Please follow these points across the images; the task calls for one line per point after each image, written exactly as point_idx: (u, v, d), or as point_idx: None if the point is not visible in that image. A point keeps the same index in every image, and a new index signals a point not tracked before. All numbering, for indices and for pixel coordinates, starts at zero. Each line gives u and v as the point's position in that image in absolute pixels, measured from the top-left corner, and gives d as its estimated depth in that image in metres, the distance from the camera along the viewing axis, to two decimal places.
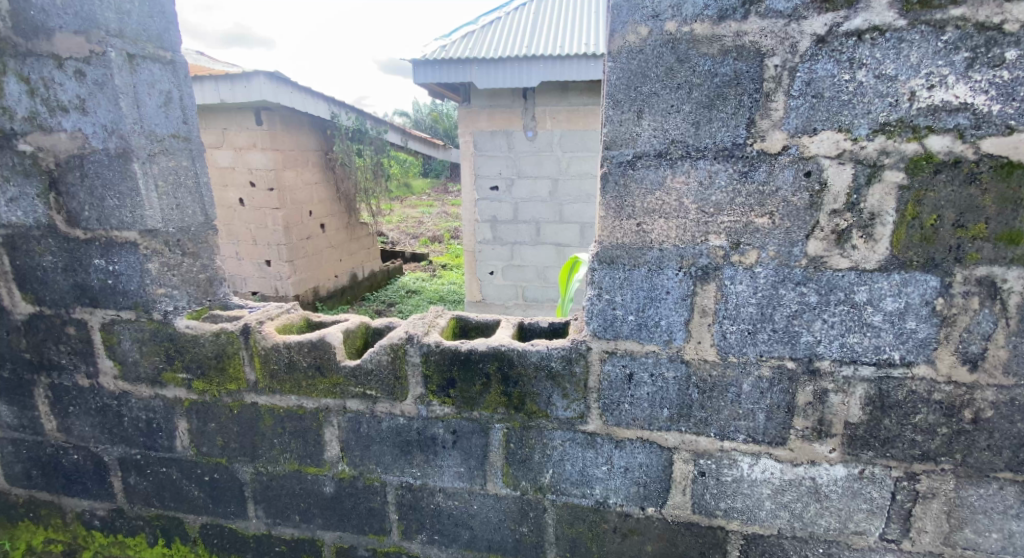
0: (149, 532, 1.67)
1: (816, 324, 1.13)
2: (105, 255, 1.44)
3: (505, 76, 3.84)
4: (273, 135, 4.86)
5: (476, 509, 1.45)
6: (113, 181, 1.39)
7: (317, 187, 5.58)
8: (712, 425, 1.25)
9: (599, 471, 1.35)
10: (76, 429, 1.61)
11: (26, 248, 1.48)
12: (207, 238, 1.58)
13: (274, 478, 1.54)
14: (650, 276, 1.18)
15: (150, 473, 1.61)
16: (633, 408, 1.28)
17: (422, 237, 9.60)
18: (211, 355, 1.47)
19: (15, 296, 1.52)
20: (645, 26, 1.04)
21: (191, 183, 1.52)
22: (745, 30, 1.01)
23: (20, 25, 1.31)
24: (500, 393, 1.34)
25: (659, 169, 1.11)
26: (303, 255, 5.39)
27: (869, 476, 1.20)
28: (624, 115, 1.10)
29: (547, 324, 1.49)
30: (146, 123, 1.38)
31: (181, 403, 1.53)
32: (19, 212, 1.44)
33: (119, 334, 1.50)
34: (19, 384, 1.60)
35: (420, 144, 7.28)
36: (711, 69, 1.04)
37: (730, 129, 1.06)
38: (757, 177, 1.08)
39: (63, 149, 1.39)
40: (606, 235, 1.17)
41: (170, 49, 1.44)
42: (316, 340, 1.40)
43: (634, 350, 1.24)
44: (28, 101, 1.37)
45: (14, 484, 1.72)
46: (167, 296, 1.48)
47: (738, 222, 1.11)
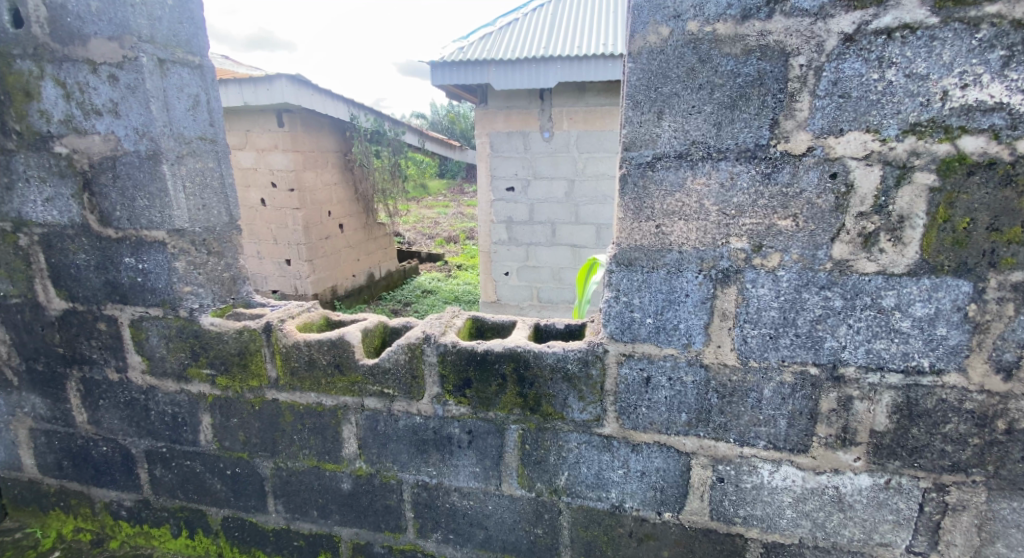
0: (173, 524, 1.71)
1: (841, 329, 1.11)
2: (135, 254, 1.49)
3: (523, 76, 3.84)
4: (294, 136, 4.95)
5: (491, 509, 1.45)
6: (143, 182, 1.43)
7: (337, 187, 5.66)
8: (732, 431, 1.23)
9: (615, 475, 1.34)
10: (105, 421, 1.66)
11: (60, 247, 1.53)
12: (231, 237, 1.62)
13: (293, 474, 1.56)
14: (669, 279, 1.17)
15: (175, 466, 1.65)
16: (650, 411, 1.27)
17: (437, 238, 9.65)
18: (233, 352, 1.50)
19: (50, 292, 1.57)
20: (666, 26, 1.03)
21: (217, 184, 1.55)
22: (769, 30, 0.99)
23: (57, 32, 1.36)
24: (516, 394, 1.34)
25: (679, 170, 1.10)
26: (322, 254, 5.47)
27: (896, 486, 1.17)
28: (644, 116, 1.08)
29: (563, 325, 1.48)
30: (174, 126, 1.42)
31: (205, 398, 1.56)
32: (54, 211, 1.49)
33: (147, 329, 1.54)
34: (52, 377, 1.66)
35: (436, 144, 7.31)
36: (733, 69, 1.02)
37: (752, 130, 1.05)
38: (781, 178, 1.06)
39: (97, 151, 1.43)
40: (624, 237, 1.16)
41: (198, 54, 1.48)
42: (335, 339, 1.41)
43: (652, 353, 1.23)
44: (64, 104, 1.41)
45: (46, 473, 1.78)
46: (193, 294, 1.52)
47: (760, 224, 1.09)
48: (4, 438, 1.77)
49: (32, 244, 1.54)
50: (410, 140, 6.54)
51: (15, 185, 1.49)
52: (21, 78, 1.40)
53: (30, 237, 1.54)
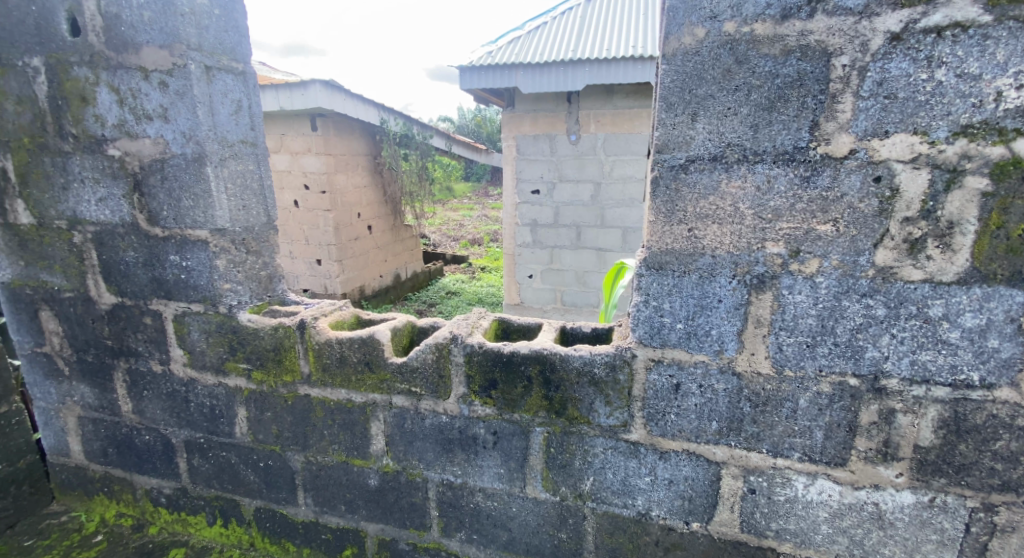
0: (209, 512, 1.77)
1: (884, 339, 1.07)
2: (179, 252, 1.55)
3: (550, 80, 3.84)
4: (326, 140, 5.07)
5: (515, 511, 1.45)
6: (189, 184, 1.49)
7: (366, 190, 5.78)
8: (765, 441, 1.20)
9: (641, 482, 1.32)
10: (148, 411, 1.73)
11: (110, 244, 1.60)
12: (269, 237, 1.67)
13: (323, 468, 1.60)
14: (702, 283, 1.14)
15: (211, 456, 1.70)
16: (679, 418, 1.24)
17: (460, 241, 9.69)
18: (269, 347, 1.55)
19: (100, 287, 1.65)
20: (702, 27, 1.01)
21: (256, 186, 1.61)
22: (810, 29, 0.97)
23: (112, 40, 1.43)
24: (542, 397, 1.34)
25: (714, 173, 1.08)
26: (351, 254, 5.58)
27: (941, 504, 1.11)
28: (678, 118, 1.07)
29: (590, 329, 1.47)
30: (218, 129, 1.48)
31: (241, 392, 1.61)
32: (107, 211, 1.57)
33: (189, 324, 1.61)
34: (101, 368, 1.74)
35: (462, 148, 7.36)
36: (772, 69, 1.00)
37: (791, 132, 1.02)
38: (821, 182, 1.03)
39: (147, 154, 1.50)
40: (655, 240, 1.15)
41: (241, 61, 1.55)
42: (365, 337, 1.44)
43: (682, 359, 1.21)
44: (117, 109, 1.48)
45: (93, 460, 1.87)
46: (232, 291, 1.57)
47: (798, 229, 1.06)
48: (55, 425, 1.87)
49: (85, 241, 1.62)
50: (437, 143, 6.60)
51: (70, 186, 1.57)
52: (77, 85, 1.48)
53: (84, 235, 1.61)
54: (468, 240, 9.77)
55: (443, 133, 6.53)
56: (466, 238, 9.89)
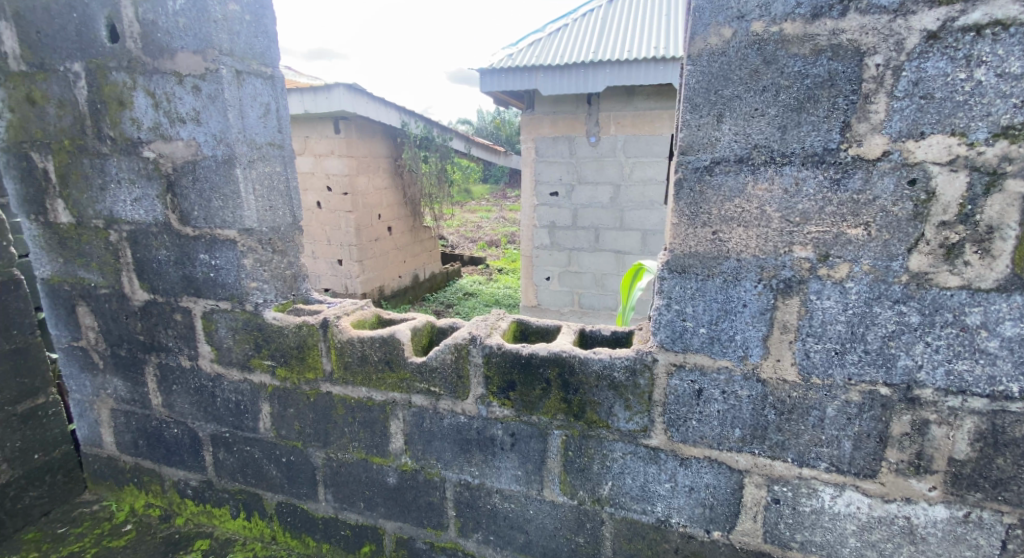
0: (233, 505, 1.81)
1: (917, 348, 1.03)
2: (209, 251, 1.59)
3: (570, 82, 3.83)
4: (349, 142, 5.16)
5: (532, 514, 1.45)
6: (219, 185, 1.53)
7: (387, 192, 5.85)
8: (791, 450, 1.17)
9: (661, 488, 1.30)
10: (177, 405, 1.78)
11: (144, 243, 1.65)
12: (294, 237, 1.71)
13: (343, 465, 1.62)
14: (726, 287, 1.12)
15: (236, 450, 1.74)
16: (701, 425, 1.22)
17: (478, 243, 9.73)
18: (292, 345, 1.58)
19: (134, 284, 1.70)
20: (729, 27, 1.00)
21: (282, 187, 1.65)
22: (842, 28, 0.94)
23: (148, 46, 1.47)
24: (560, 400, 1.33)
25: (740, 175, 1.06)
26: (372, 255, 5.65)
27: (976, 520, 1.07)
28: (703, 119, 1.05)
29: (609, 332, 1.46)
30: (247, 132, 1.52)
31: (266, 388, 1.64)
32: (141, 210, 1.62)
33: (217, 321, 1.65)
34: (133, 362, 1.79)
35: (481, 150, 7.39)
36: (802, 69, 0.98)
37: (821, 133, 1.00)
38: (852, 185, 1.00)
39: (180, 156, 1.54)
40: (678, 243, 1.13)
41: (270, 66, 1.59)
42: (386, 336, 1.46)
43: (704, 365, 1.19)
44: (153, 113, 1.52)
45: (124, 451, 1.93)
46: (259, 290, 1.61)
47: (827, 232, 1.03)
48: (90, 417, 1.94)
49: (120, 240, 1.67)
50: (456, 146, 6.66)
51: (107, 186, 1.62)
52: (116, 89, 1.53)
53: (119, 233, 1.67)
54: (486, 242, 9.81)
55: (462, 135, 6.57)
56: (484, 240, 9.94)
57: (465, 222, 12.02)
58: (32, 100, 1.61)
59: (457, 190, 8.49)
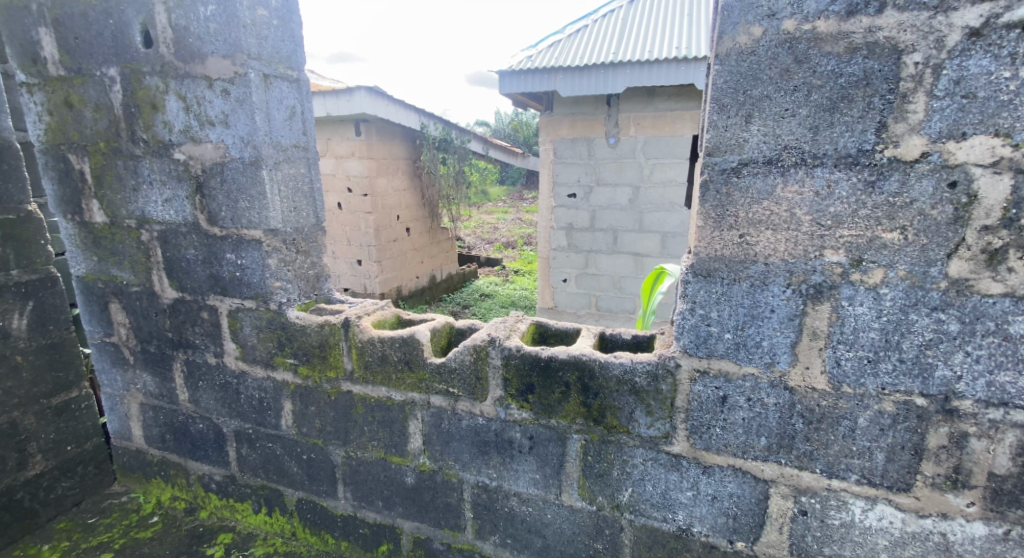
0: (255, 501, 1.83)
1: (956, 357, 0.99)
2: (235, 251, 1.62)
3: (589, 82, 3.80)
4: (369, 145, 5.23)
5: (550, 518, 1.43)
6: (246, 186, 1.56)
7: (406, 193, 5.90)
8: (819, 460, 1.13)
9: (683, 496, 1.27)
10: (203, 401, 1.81)
11: (174, 242, 1.69)
12: (317, 238, 1.74)
13: (362, 464, 1.63)
14: (753, 292, 1.10)
15: (258, 446, 1.77)
16: (725, 433, 1.19)
17: (494, 244, 9.76)
18: (315, 344, 1.59)
19: (164, 282, 1.74)
20: (759, 26, 0.97)
21: (306, 188, 1.68)
22: (879, 25, 0.91)
23: (180, 51, 1.51)
24: (580, 404, 1.32)
25: (769, 177, 1.03)
26: (390, 255, 5.70)
27: (1017, 538, 1.02)
28: (731, 119, 1.03)
29: (630, 336, 1.44)
30: (274, 135, 1.55)
31: (288, 386, 1.67)
32: (171, 211, 1.66)
33: (242, 319, 1.68)
34: (162, 359, 1.83)
35: (498, 151, 7.39)
36: (835, 69, 0.95)
37: (855, 134, 0.97)
38: (888, 187, 0.97)
39: (209, 158, 1.58)
40: (704, 246, 1.11)
41: (296, 70, 1.62)
42: (406, 337, 1.46)
43: (729, 371, 1.16)
44: (184, 116, 1.56)
45: (151, 445, 1.97)
46: (283, 289, 1.63)
47: (861, 236, 1.00)
48: (120, 410, 1.99)
49: (151, 239, 1.72)
50: (474, 147, 6.68)
51: (140, 187, 1.67)
52: (149, 93, 1.57)
53: (151, 233, 1.71)
54: (502, 244, 9.83)
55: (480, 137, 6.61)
56: (500, 241, 9.96)
57: (482, 223, 12.08)
58: (70, 104, 1.66)
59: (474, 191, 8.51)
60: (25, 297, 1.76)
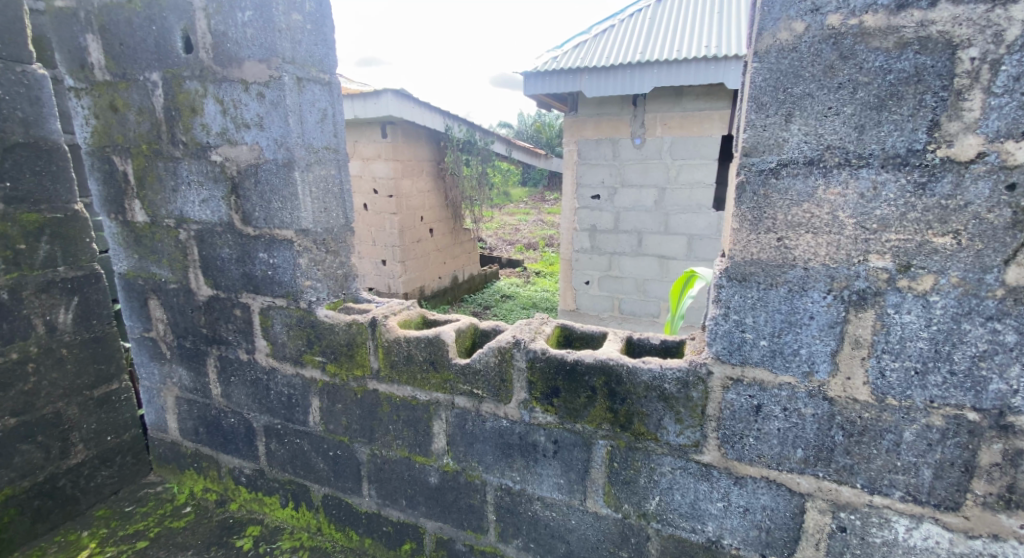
0: (283, 495, 1.86)
1: (1013, 370, 0.93)
2: (268, 250, 1.66)
3: (615, 82, 3.76)
4: (395, 147, 5.28)
5: (574, 524, 1.41)
6: (279, 187, 1.59)
7: (430, 195, 5.95)
8: (860, 475, 1.08)
9: (713, 507, 1.23)
10: (235, 396, 1.86)
11: (210, 241, 1.74)
12: (346, 238, 1.76)
13: (386, 462, 1.64)
14: (791, 298, 1.06)
15: (287, 442, 1.80)
16: (759, 443, 1.15)
17: (517, 245, 9.77)
18: (342, 342, 1.61)
19: (199, 280, 1.79)
20: (802, 21, 0.94)
21: (336, 190, 1.70)
22: (932, 19, 0.87)
23: (219, 55, 1.55)
24: (606, 409, 1.29)
25: (810, 178, 0.99)
26: (414, 256, 5.75)
27: None
28: (770, 119, 0.99)
29: (659, 341, 1.41)
30: (306, 137, 1.58)
31: (316, 383, 1.69)
32: (208, 210, 1.70)
33: (273, 317, 1.71)
34: (197, 354, 1.88)
35: (521, 152, 7.29)
36: (884, 65, 0.91)
37: (905, 133, 0.92)
38: (940, 189, 0.92)
39: (244, 159, 1.61)
40: (739, 249, 1.07)
41: (328, 72, 1.65)
42: (432, 337, 1.47)
43: (764, 380, 1.12)
44: (221, 119, 1.60)
45: (186, 437, 2.03)
46: (312, 288, 1.66)
47: (909, 241, 0.95)
48: (157, 403, 2.05)
49: (189, 238, 1.77)
50: (496, 149, 6.66)
51: (178, 187, 1.72)
52: (189, 97, 1.62)
53: (188, 232, 1.76)
54: (519, 244, 9.88)
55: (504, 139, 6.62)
56: (516, 242, 9.99)
57: (505, 224, 12.11)
58: (114, 107, 1.73)
59: (497, 193, 8.53)
60: (71, 293, 1.83)
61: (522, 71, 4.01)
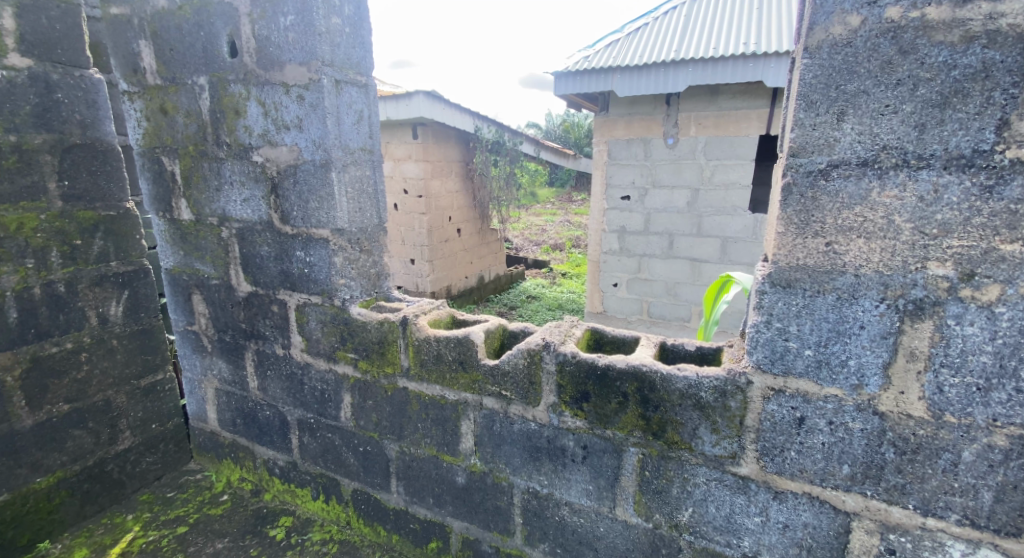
0: (314, 487, 1.90)
1: None
2: (304, 249, 1.69)
3: (649, 81, 3.69)
4: (425, 148, 5.35)
5: (603, 531, 1.38)
6: (316, 187, 1.62)
7: (458, 194, 5.99)
8: (913, 495, 1.02)
9: (750, 522, 1.19)
10: (270, 390, 1.90)
11: (250, 239, 1.78)
12: (379, 238, 1.78)
13: (414, 460, 1.65)
14: (839, 306, 1.00)
15: (319, 436, 1.83)
16: (801, 457, 1.10)
17: (544, 245, 9.78)
18: (374, 340, 1.63)
19: (240, 276, 1.84)
20: (858, 15, 0.89)
21: (371, 190, 1.72)
22: (1002, 11, 0.81)
23: (262, 59, 1.60)
24: (638, 416, 1.26)
25: (863, 180, 0.94)
26: (442, 255, 5.80)
27: None
28: (820, 118, 0.95)
29: (694, 348, 1.36)
30: (343, 138, 1.60)
31: (348, 379, 1.71)
32: (249, 209, 1.75)
33: (308, 314, 1.74)
34: (236, 348, 1.94)
35: (549, 152, 7.17)
36: (947, 60, 0.85)
37: (970, 132, 0.86)
38: (1008, 193, 0.86)
39: (284, 160, 1.65)
40: (784, 254, 1.03)
41: (364, 74, 1.67)
42: (461, 337, 1.46)
43: (808, 391, 1.07)
44: (263, 121, 1.64)
45: (224, 428, 2.09)
46: (346, 286, 1.68)
47: (973, 247, 0.89)
48: (198, 394, 2.12)
49: (230, 236, 1.82)
50: (525, 150, 6.62)
51: (222, 187, 1.77)
52: (233, 100, 1.67)
53: (230, 230, 1.81)
54: (547, 245, 9.86)
55: (533, 139, 6.60)
56: (542, 243, 9.98)
57: (530, 224, 12.14)
58: (164, 110, 1.80)
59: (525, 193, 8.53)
60: (122, 286, 1.92)
61: (552, 72, 3.98)
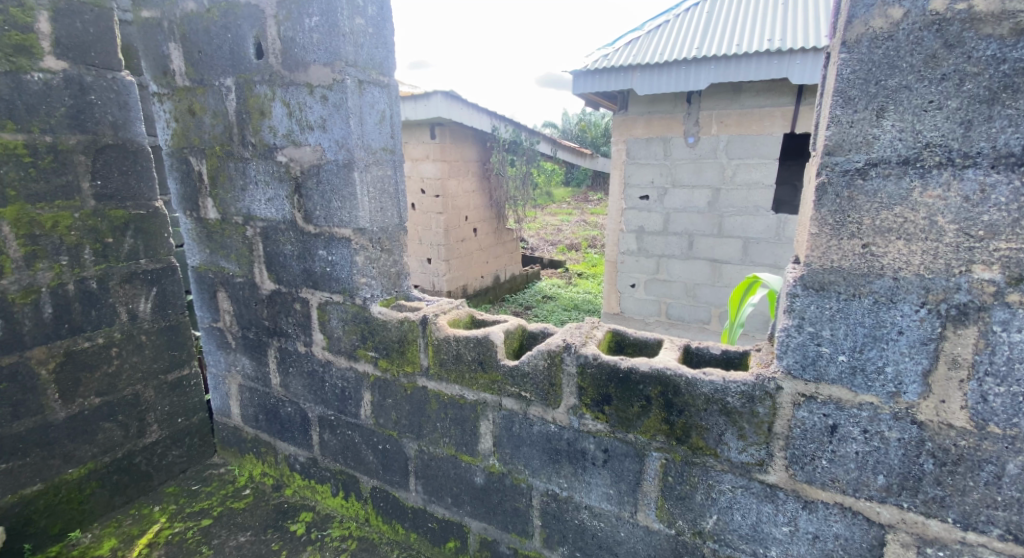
0: (333, 483, 1.91)
1: None
2: (327, 248, 1.70)
3: (669, 79, 3.64)
4: (443, 147, 5.36)
5: (623, 536, 1.36)
6: (339, 186, 1.63)
7: (476, 194, 6.00)
8: (952, 508, 0.98)
9: (778, 531, 1.15)
10: (292, 387, 1.92)
11: (274, 238, 1.80)
12: (400, 237, 1.79)
13: (433, 459, 1.64)
14: (876, 310, 0.97)
15: (339, 433, 1.84)
16: (832, 466, 1.07)
17: (560, 245, 9.74)
18: (394, 339, 1.63)
19: (264, 275, 1.87)
20: (899, 7, 0.85)
21: (392, 190, 1.73)
22: None
23: (287, 60, 1.61)
24: (661, 420, 1.23)
25: (903, 180, 0.90)
26: (458, 255, 5.82)
27: None
28: (858, 114, 0.91)
29: (720, 351, 1.33)
30: (365, 138, 1.61)
31: (369, 377, 1.72)
32: (273, 209, 1.77)
33: (330, 312, 1.75)
34: (259, 345, 1.96)
35: (567, 151, 7.12)
36: (996, 54, 0.81)
37: (1020, 130, 0.82)
38: None
39: (308, 160, 1.66)
40: (817, 256, 0.99)
41: (387, 75, 1.68)
42: (481, 337, 1.46)
43: (842, 399, 1.03)
44: (287, 121, 1.66)
45: (247, 423, 2.12)
46: (367, 285, 1.69)
47: (1022, 250, 0.85)
48: (222, 389, 2.16)
49: (255, 235, 1.85)
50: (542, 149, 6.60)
51: (247, 186, 1.80)
52: (259, 100, 1.69)
53: (255, 229, 1.84)
54: (563, 245, 9.81)
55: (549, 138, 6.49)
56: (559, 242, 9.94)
57: (547, 224, 12.10)
58: (192, 111, 1.83)
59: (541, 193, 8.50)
60: (151, 283, 1.96)
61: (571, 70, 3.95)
